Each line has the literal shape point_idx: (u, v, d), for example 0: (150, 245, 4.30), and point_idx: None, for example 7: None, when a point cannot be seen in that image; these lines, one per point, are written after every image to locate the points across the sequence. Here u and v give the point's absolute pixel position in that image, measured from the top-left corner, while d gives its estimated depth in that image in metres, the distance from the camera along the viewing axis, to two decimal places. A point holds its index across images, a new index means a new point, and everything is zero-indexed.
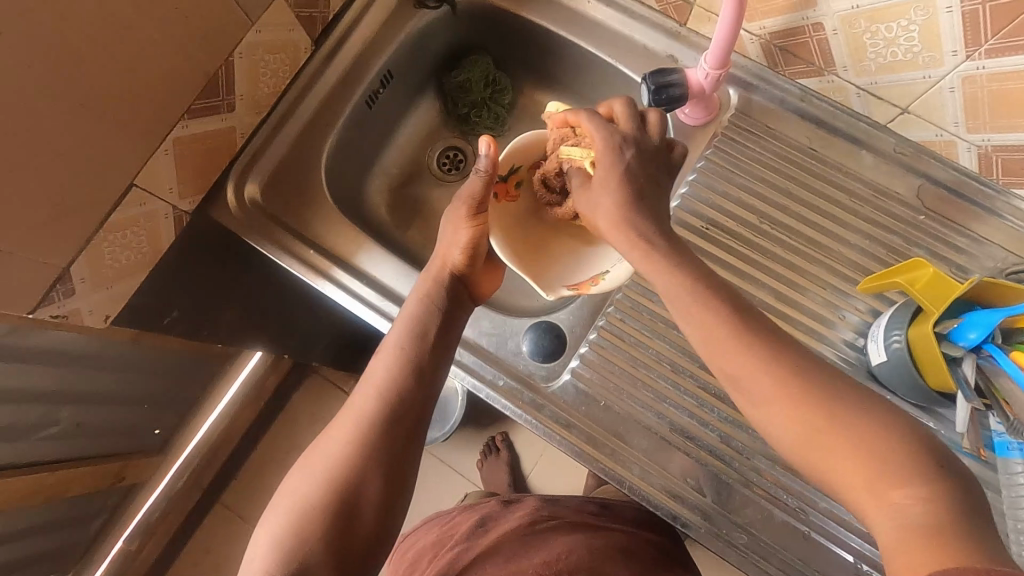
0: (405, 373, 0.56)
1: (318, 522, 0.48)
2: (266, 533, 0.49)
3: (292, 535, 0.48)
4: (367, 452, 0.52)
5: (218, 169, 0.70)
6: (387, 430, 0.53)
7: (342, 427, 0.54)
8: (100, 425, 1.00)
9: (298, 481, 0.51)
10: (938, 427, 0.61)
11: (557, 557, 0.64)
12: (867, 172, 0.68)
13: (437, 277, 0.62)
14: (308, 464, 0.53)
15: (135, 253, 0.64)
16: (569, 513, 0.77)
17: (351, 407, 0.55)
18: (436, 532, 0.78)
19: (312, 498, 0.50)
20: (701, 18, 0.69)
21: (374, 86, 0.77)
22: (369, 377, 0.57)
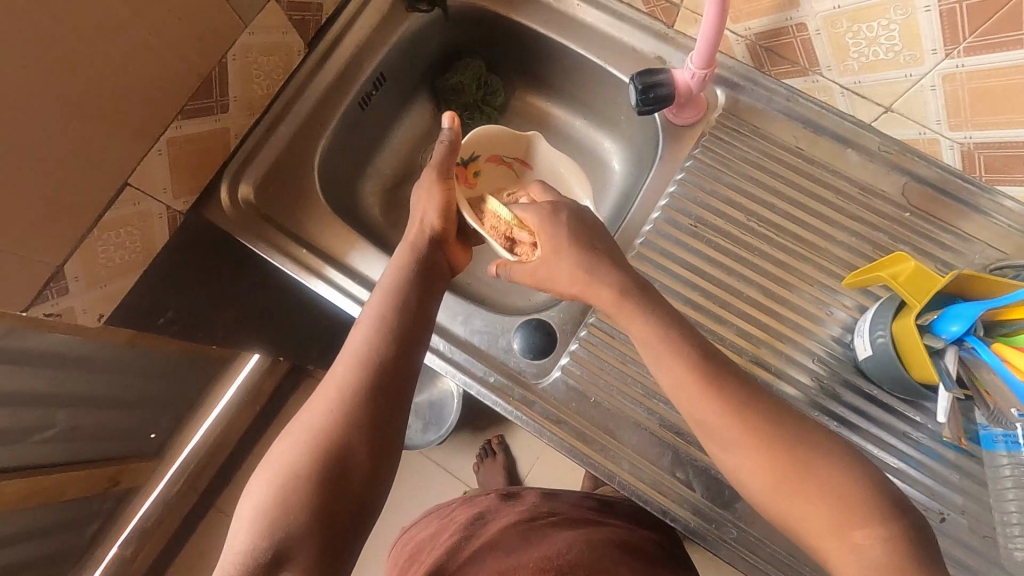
0: (386, 337, 0.56)
1: (304, 491, 0.48)
2: (251, 505, 0.48)
3: (277, 506, 0.47)
4: (350, 417, 0.52)
5: (212, 170, 0.71)
6: (371, 393, 0.53)
7: (323, 397, 0.54)
8: (97, 427, 1.01)
9: (282, 452, 0.51)
10: (924, 421, 0.62)
11: (557, 552, 0.64)
12: (853, 170, 0.69)
13: (413, 247, 0.63)
14: (292, 433, 0.52)
15: (129, 252, 0.64)
16: (568, 508, 0.77)
17: (330, 379, 0.55)
18: (434, 527, 0.78)
19: (297, 465, 0.49)
20: (687, 20, 0.70)
21: (367, 88, 0.79)
22: (347, 347, 0.57)
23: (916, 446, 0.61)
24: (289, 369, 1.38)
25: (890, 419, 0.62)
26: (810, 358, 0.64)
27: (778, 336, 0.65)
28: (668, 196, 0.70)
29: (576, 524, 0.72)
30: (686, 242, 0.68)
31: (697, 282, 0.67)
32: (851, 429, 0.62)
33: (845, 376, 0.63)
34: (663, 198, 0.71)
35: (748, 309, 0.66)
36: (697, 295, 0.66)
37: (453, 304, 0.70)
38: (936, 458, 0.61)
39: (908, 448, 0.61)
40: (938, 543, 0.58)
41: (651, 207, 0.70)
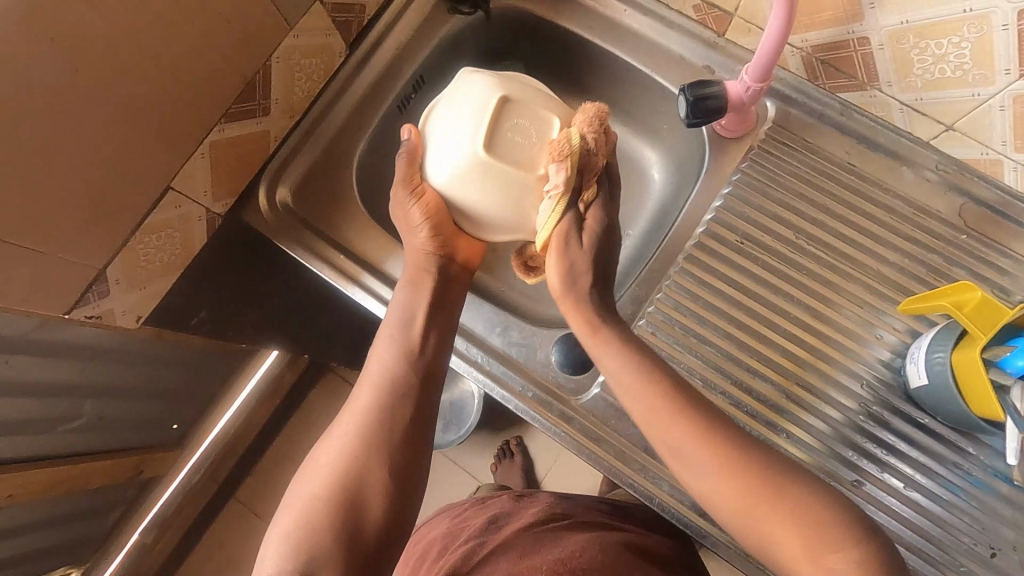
0: (404, 357, 0.56)
1: (327, 515, 0.48)
2: (277, 533, 0.48)
3: (298, 530, 0.48)
4: (369, 442, 0.52)
5: (250, 173, 0.70)
6: (389, 414, 0.54)
7: (345, 423, 0.54)
8: (123, 418, 1.01)
9: (305, 484, 0.51)
10: (977, 453, 0.60)
11: (572, 553, 0.64)
12: (906, 188, 0.67)
13: (419, 264, 0.61)
14: (314, 461, 0.53)
15: (168, 255, 0.64)
16: (584, 512, 0.77)
17: (351, 405, 0.55)
18: (447, 525, 0.79)
19: (319, 489, 0.50)
20: (741, 29, 0.68)
21: (406, 91, 0.77)
22: (366, 369, 0.57)
23: (966, 477, 0.59)
24: (309, 364, 1.39)
25: (940, 448, 0.60)
26: (857, 382, 0.62)
27: (823, 357, 0.63)
28: (713, 210, 0.69)
29: (592, 528, 0.71)
30: (730, 259, 0.67)
31: (740, 301, 0.65)
32: (897, 457, 0.60)
33: (893, 403, 0.62)
34: (708, 212, 0.69)
35: (793, 329, 0.64)
36: (740, 314, 0.65)
37: (491, 315, 0.69)
38: (987, 490, 0.59)
39: (957, 479, 0.59)
40: None
41: (695, 222, 0.69)
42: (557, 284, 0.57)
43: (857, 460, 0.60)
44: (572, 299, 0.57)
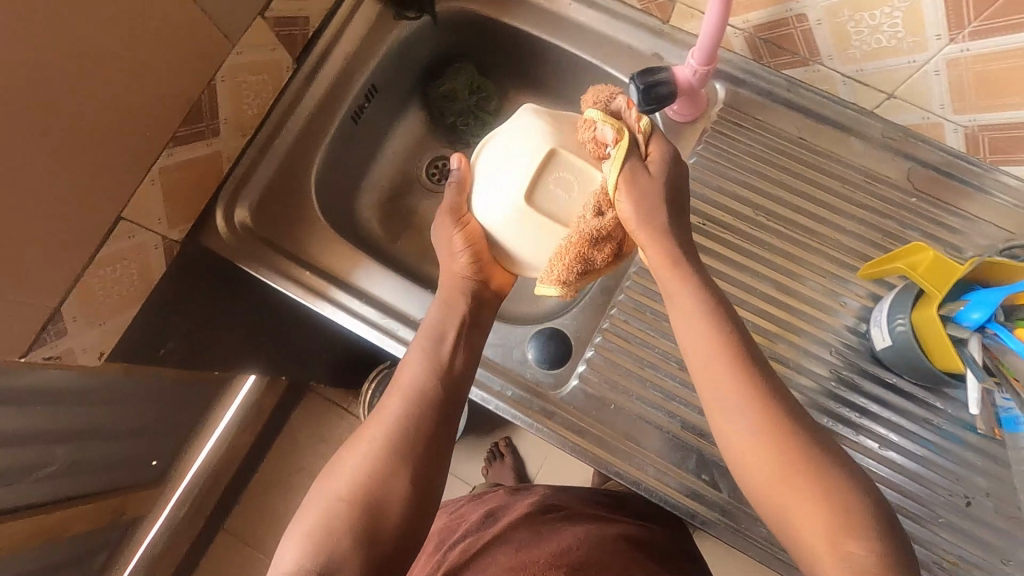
0: (435, 372, 0.55)
1: (348, 520, 0.48)
2: (297, 531, 0.49)
3: (319, 532, 0.48)
4: (394, 454, 0.51)
5: (205, 195, 0.68)
6: (417, 428, 0.53)
7: (372, 430, 0.53)
8: (96, 461, 0.98)
9: (327, 486, 0.51)
10: (945, 406, 0.62)
11: (568, 547, 0.63)
12: (857, 158, 0.68)
13: (457, 281, 0.60)
14: (338, 464, 0.52)
15: (127, 286, 0.62)
16: (580, 504, 0.77)
17: (378, 414, 0.54)
18: (443, 520, 0.79)
19: (341, 490, 0.50)
20: (685, 16, 0.69)
21: (359, 101, 0.77)
22: (396, 381, 0.56)
23: (937, 431, 0.61)
24: (288, 386, 1.38)
25: (910, 406, 0.62)
26: (826, 351, 0.64)
27: (793, 330, 0.64)
28: None
29: (586, 519, 0.72)
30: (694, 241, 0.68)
31: None
32: (871, 419, 0.62)
33: (862, 367, 0.63)
34: None
35: (762, 304, 0.65)
36: None
37: None
38: (957, 442, 0.61)
39: (929, 434, 0.61)
40: (963, 526, 0.59)
41: None
42: (669, 239, 0.53)
43: (834, 426, 0.62)
44: (648, 230, 0.53)
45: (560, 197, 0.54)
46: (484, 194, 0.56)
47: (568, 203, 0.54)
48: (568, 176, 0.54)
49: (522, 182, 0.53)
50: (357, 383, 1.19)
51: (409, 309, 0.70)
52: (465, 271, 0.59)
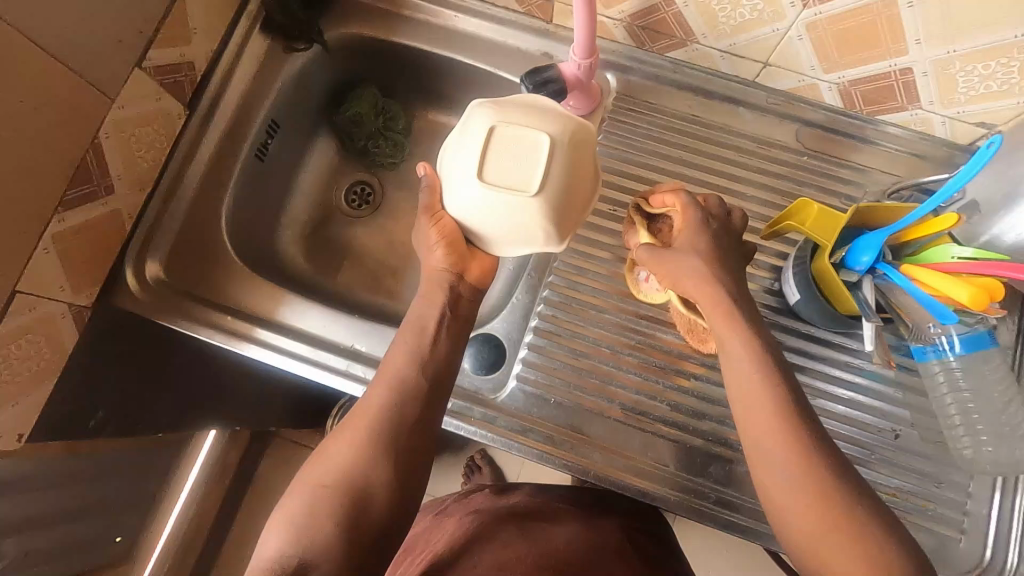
0: (415, 367, 0.56)
1: (329, 508, 0.49)
2: (281, 517, 0.50)
3: (302, 517, 0.49)
4: (376, 445, 0.52)
5: (111, 256, 0.66)
6: (398, 420, 0.54)
7: (353, 420, 0.54)
8: (50, 550, 0.93)
9: (311, 473, 0.52)
10: (862, 348, 0.65)
11: (556, 549, 0.65)
12: (749, 126, 0.72)
13: (434, 276, 0.60)
14: (321, 452, 0.53)
15: (38, 360, 0.60)
16: (562, 504, 0.77)
17: (360, 406, 0.55)
18: (428, 520, 0.79)
19: (325, 477, 0.51)
20: (564, 13, 0.70)
21: (261, 138, 0.76)
22: (379, 374, 0.57)
23: (858, 372, 0.64)
24: (250, 436, 1.34)
25: (831, 353, 0.65)
26: None
27: None
28: None
29: (570, 519, 0.73)
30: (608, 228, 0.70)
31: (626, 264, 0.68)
32: (797, 371, 0.65)
33: (783, 323, 0.66)
34: None
35: None
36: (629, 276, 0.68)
37: None
38: (877, 379, 0.64)
39: (852, 376, 0.64)
40: (898, 459, 0.62)
41: None
42: (703, 270, 0.53)
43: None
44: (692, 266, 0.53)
45: (511, 169, 0.51)
46: (450, 190, 0.55)
47: (522, 174, 0.51)
48: (514, 147, 0.51)
49: (473, 164, 0.52)
50: (318, 420, 1.17)
51: (340, 338, 0.70)
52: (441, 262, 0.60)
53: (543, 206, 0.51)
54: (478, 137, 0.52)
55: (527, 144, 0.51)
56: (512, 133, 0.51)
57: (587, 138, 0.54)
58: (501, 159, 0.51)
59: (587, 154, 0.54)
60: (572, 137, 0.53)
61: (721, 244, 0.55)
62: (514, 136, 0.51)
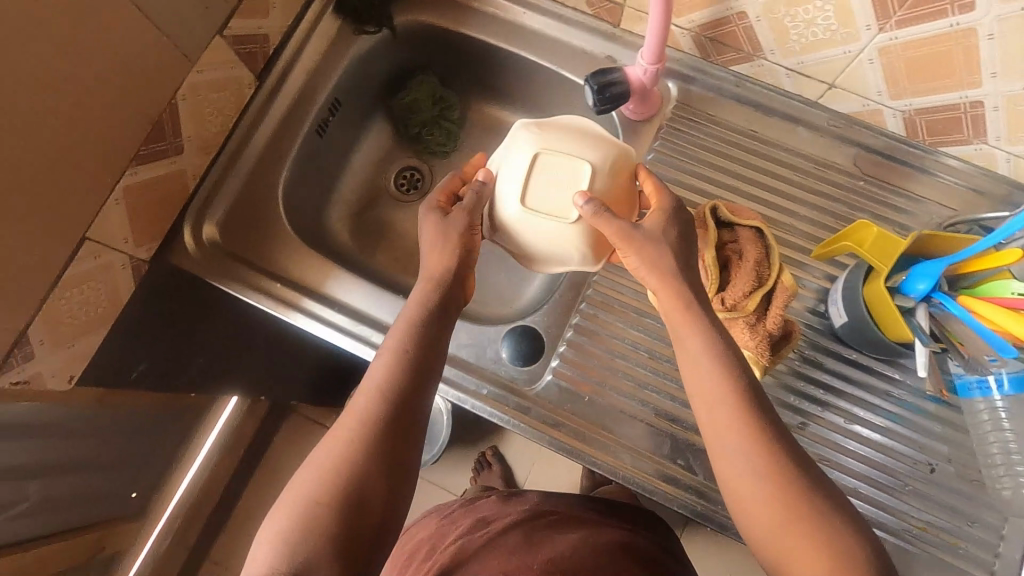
0: (407, 369, 0.52)
1: (321, 525, 0.45)
2: (266, 538, 0.45)
3: (292, 539, 0.45)
4: (366, 452, 0.49)
5: (171, 214, 0.68)
6: (388, 426, 0.50)
7: (343, 428, 0.51)
8: (73, 497, 0.96)
9: (298, 487, 0.48)
10: (903, 378, 0.64)
11: (560, 555, 0.63)
12: (806, 146, 0.71)
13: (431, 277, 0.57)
14: (309, 463, 0.49)
15: (96, 307, 0.62)
16: (571, 510, 0.77)
17: (351, 412, 0.52)
18: (434, 525, 0.80)
19: (316, 493, 0.47)
20: (633, 18, 0.72)
21: (323, 114, 0.78)
22: (369, 375, 0.53)
23: (898, 403, 0.64)
24: (269, 408, 1.37)
25: (871, 380, 0.64)
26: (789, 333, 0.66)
27: None
28: None
29: (580, 526, 0.72)
30: None
31: None
32: (835, 395, 0.64)
33: (825, 345, 0.66)
34: None
35: None
36: None
37: None
38: (918, 411, 0.63)
39: (892, 406, 0.64)
40: (933, 494, 0.61)
41: None
42: (654, 256, 0.54)
43: (803, 403, 0.64)
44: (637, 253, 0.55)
45: (552, 194, 0.58)
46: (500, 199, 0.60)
47: (563, 199, 0.58)
48: (557, 174, 0.58)
49: (518, 186, 0.58)
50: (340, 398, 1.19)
51: (382, 315, 0.71)
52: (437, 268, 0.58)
53: (582, 230, 0.59)
54: (524, 163, 0.59)
55: (568, 173, 0.58)
56: (557, 162, 0.58)
57: (625, 162, 0.60)
58: (546, 182, 0.58)
59: (625, 176, 0.60)
60: (608, 166, 0.59)
61: (682, 246, 0.56)
62: (554, 166, 0.58)
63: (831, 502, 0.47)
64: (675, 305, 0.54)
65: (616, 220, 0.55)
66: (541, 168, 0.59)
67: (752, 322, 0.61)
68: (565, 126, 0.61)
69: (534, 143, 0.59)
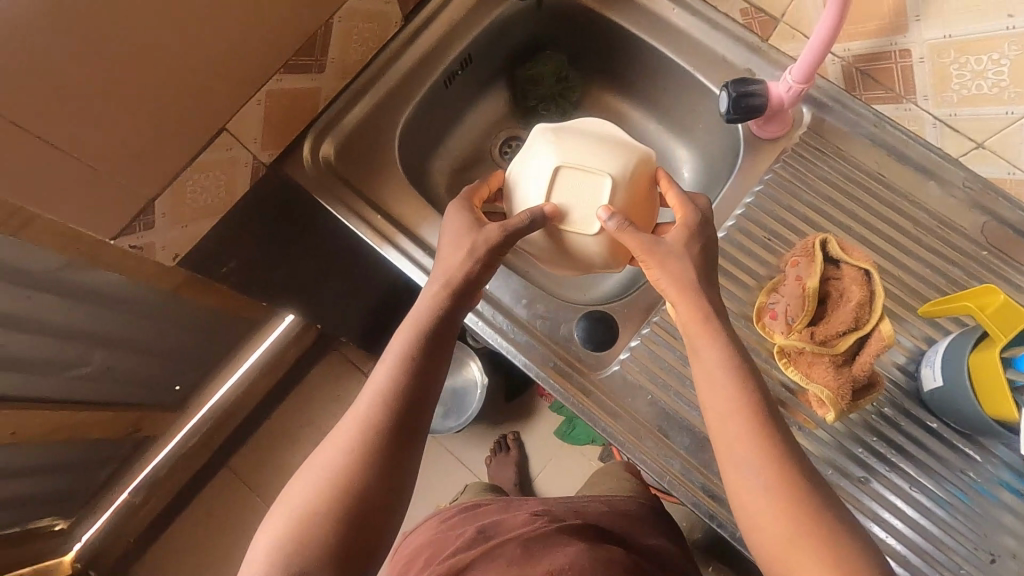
0: (412, 375, 0.51)
1: (318, 533, 0.46)
2: (265, 542, 0.46)
3: (288, 547, 0.45)
4: (365, 459, 0.48)
5: (296, 127, 0.72)
6: (388, 433, 0.49)
7: (344, 430, 0.50)
8: (129, 374, 1.02)
9: (295, 491, 0.48)
10: (983, 460, 0.61)
11: (561, 565, 0.62)
12: (932, 203, 0.69)
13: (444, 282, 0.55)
14: (310, 466, 0.49)
15: (214, 196, 0.66)
16: (575, 520, 0.77)
17: (353, 412, 0.51)
18: (433, 535, 0.81)
19: (314, 501, 0.47)
20: (785, 36, 0.70)
21: (453, 67, 0.80)
22: (373, 375, 0.52)
23: (972, 484, 0.61)
24: (315, 339, 1.42)
25: (948, 454, 0.62)
26: None
27: None
28: (743, 206, 0.71)
29: (581, 535, 0.72)
30: (756, 253, 0.69)
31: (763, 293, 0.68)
32: (905, 458, 0.62)
33: (906, 407, 0.63)
34: (738, 208, 0.71)
35: None
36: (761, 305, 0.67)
37: (519, 286, 0.69)
38: (992, 498, 0.60)
39: (964, 485, 0.61)
40: None
41: (725, 215, 0.71)
42: (675, 272, 0.55)
43: (869, 457, 0.62)
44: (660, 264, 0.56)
45: (574, 204, 0.61)
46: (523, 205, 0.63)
47: (583, 208, 0.61)
48: (579, 184, 0.61)
49: (542, 195, 0.61)
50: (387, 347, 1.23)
51: None
52: (451, 273, 0.55)
53: (603, 241, 0.62)
54: (547, 173, 0.62)
55: (589, 182, 0.61)
56: (579, 173, 0.61)
57: (647, 173, 0.63)
58: (568, 193, 0.61)
59: (645, 186, 0.63)
60: (630, 177, 0.62)
61: (704, 262, 0.57)
62: (577, 178, 0.61)
63: (885, 563, 0.46)
64: (691, 319, 0.54)
65: (638, 233, 0.57)
66: (563, 179, 0.61)
67: (837, 364, 0.60)
68: (589, 134, 0.63)
69: (556, 154, 0.61)
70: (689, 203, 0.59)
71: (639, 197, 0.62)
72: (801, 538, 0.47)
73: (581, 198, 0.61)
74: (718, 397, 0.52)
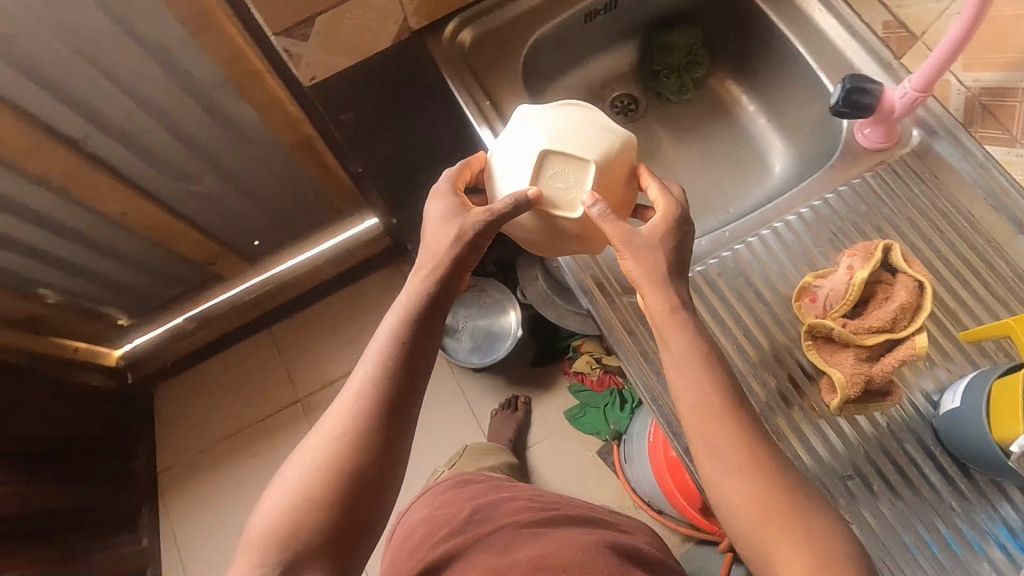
0: (400, 365, 0.55)
1: (318, 511, 0.51)
2: (263, 521, 0.51)
3: (285, 525, 0.50)
4: (359, 444, 0.53)
5: (445, 9, 0.80)
6: (377, 418, 0.54)
7: (336, 415, 0.54)
8: (226, 207, 1.15)
9: (290, 476, 0.53)
10: (979, 509, 0.61)
11: (549, 551, 0.65)
12: (1014, 256, 0.68)
13: (431, 261, 0.58)
14: (304, 451, 0.54)
15: (362, 34, 0.75)
16: (569, 509, 0.79)
17: (343, 400, 0.55)
18: (428, 515, 0.85)
19: (309, 486, 0.52)
20: (919, 55, 0.72)
21: (597, 7, 0.86)
22: (363, 363, 0.56)
23: (959, 526, 0.60)
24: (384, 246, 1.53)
25: (944, 491, 0.61)
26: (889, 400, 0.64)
27: None
28: (821, 199, 0.72)
29: (574, 526, 0.74)
30: (818, 242, 0.70)
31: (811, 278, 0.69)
32: (899, 479, 0.62)
33: (917, 433, 0.63)
34: (816, 199, 0.72)
35: None
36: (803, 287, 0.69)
37: None
38: (977, 548, 0.59)
39: (950, 525, 0.60)
40: None
41: (800, 203, 0.72)
42: (649, 270, 0.56)
43: (871, 474, 0.62)
44: (638, 260, 0.57)
45: (559, 189, 0.60)
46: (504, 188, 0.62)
47: (567, 193, 0.60)
48: (565, 170, 0.60)
49: (526, 180, 0.60)
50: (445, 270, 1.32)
51: None
52: (438, 261, 0.58)
53: (585, 228, 0.62)
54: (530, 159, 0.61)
55: (573, 169, 0.60)
56: (563, 158, 0.60)
57: (629, 160, 0.63)
58: (553, 175, 0.60)
59: (626, 173, 0.63)
60: (610, 164, 0.61)
61: (678, 257, 0.58)
62: (560, 167, 0.60)
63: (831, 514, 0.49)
64: (663, 308, 0.56)
65: (619, 223, 0.57)
66: (547, 165, 0.60)
67: (860, 358, 0.61)
68: (571, 116, 0.62)
69: (540, 139, 0.60)
70: (668, 195, 0.60)
71: (621, 184, 0.63)
72: (769, 527, 0.51)
73: (565, 185, 0.60)
74: (707, 357, 0.55)
